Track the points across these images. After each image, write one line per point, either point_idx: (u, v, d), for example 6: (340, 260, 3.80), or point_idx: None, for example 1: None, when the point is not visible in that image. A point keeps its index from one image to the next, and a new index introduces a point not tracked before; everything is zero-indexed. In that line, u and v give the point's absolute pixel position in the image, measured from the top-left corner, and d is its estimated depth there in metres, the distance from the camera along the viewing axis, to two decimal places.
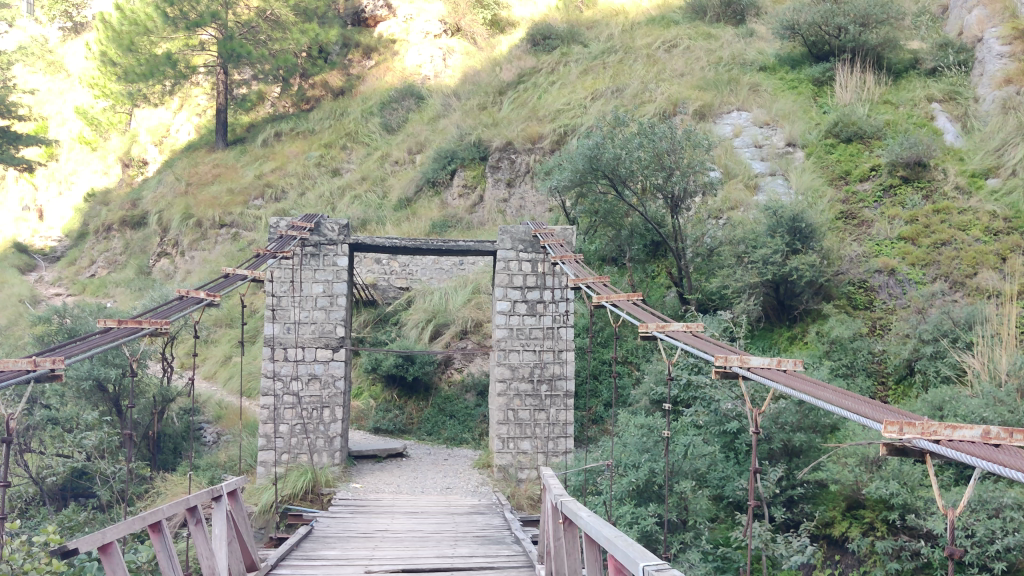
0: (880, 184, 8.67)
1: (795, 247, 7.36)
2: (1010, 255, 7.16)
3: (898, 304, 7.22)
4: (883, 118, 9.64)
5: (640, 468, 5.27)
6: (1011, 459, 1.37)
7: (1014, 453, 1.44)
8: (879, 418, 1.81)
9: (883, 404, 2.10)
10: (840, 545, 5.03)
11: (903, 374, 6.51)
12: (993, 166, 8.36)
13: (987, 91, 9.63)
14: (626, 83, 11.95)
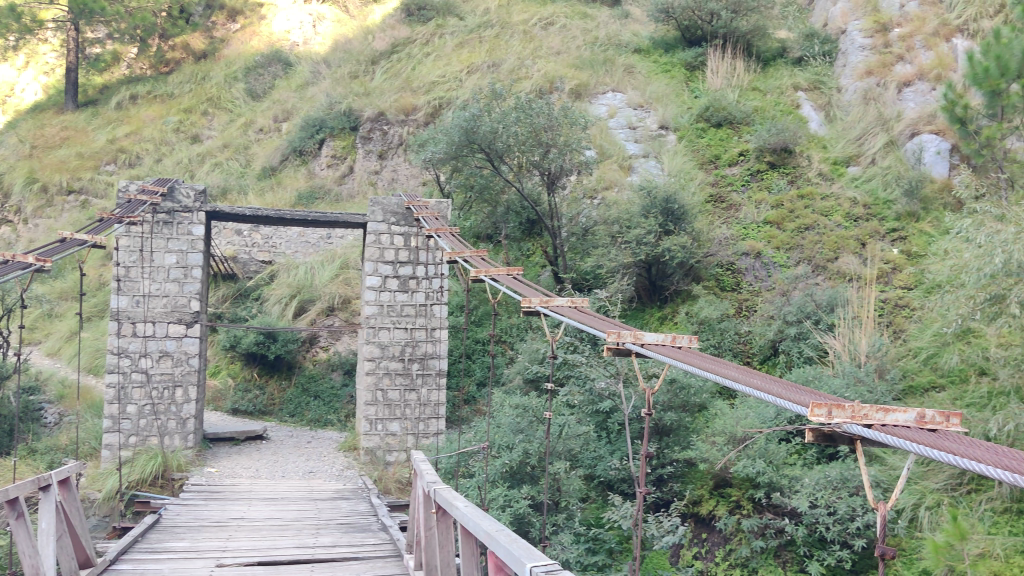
0: (748, 168, 8.81)
1: (667, 228, 7.38)
2: (869, 241, 7.37)
3: (764, 286, 7.27)
4: (752, 104, 9.81)
5: (514, 449, 5.16)
6: (963, 449, 1.32)
7: (955, 441, 1.40)
8: (799, 400, 1.75)
9: (790, 384, 2.06)
10: (707, 523, 5.01)
11: (768, 355, 6.56)
12: (854, 154, 8.62)
13: (850, 82, 9.93)
14: (502, 58, 11.77)
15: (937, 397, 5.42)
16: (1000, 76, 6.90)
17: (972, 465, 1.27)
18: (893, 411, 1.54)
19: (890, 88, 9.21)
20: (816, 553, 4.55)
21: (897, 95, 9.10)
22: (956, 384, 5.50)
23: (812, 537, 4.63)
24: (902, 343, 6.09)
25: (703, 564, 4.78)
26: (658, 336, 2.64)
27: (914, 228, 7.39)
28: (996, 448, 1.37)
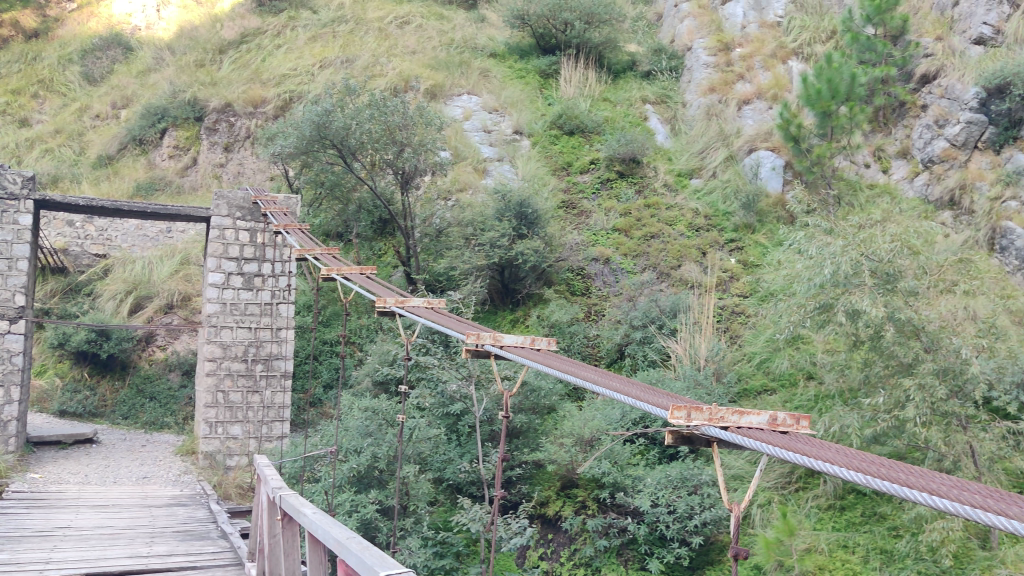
0: (598, 177, 9.00)
1: (520, 232, 7.47)
2: (710, 250, 7.70)
3: (612, 291, 7.44)
4: (603, 114, 10.08)
5: (362, 453, 5.07)
6: (814, 451, 1.41)
7: (803, 442, 1.49)
8: (657, 402, 1.80)
9: (646, 387, 2.12)
10: (553, 524, 5.07)
11: (614, 358, 6.69)
12: (697, 167, 9.01)
13: (694, 97, 10.34)
14: (356, 55, 11.58)
15: (770, 399, 5.71)
16: (831, 98, 7.49)
17: (823, 467, 1.35)
18: (747, 413, 1.61)
19: (731, 105, 9.65)
20: (656, 551, 4.70)
21: (737, 112, 9.54)
22: (786, 387, 5.82)
23: (652, 535, 4.78)
24: (738, 348, 6.38)
25: (548, 565, 4.83)
26: (517, 338, 2.66)
27: (750, 240, 7.77)
28: (843, 452, 1.47)
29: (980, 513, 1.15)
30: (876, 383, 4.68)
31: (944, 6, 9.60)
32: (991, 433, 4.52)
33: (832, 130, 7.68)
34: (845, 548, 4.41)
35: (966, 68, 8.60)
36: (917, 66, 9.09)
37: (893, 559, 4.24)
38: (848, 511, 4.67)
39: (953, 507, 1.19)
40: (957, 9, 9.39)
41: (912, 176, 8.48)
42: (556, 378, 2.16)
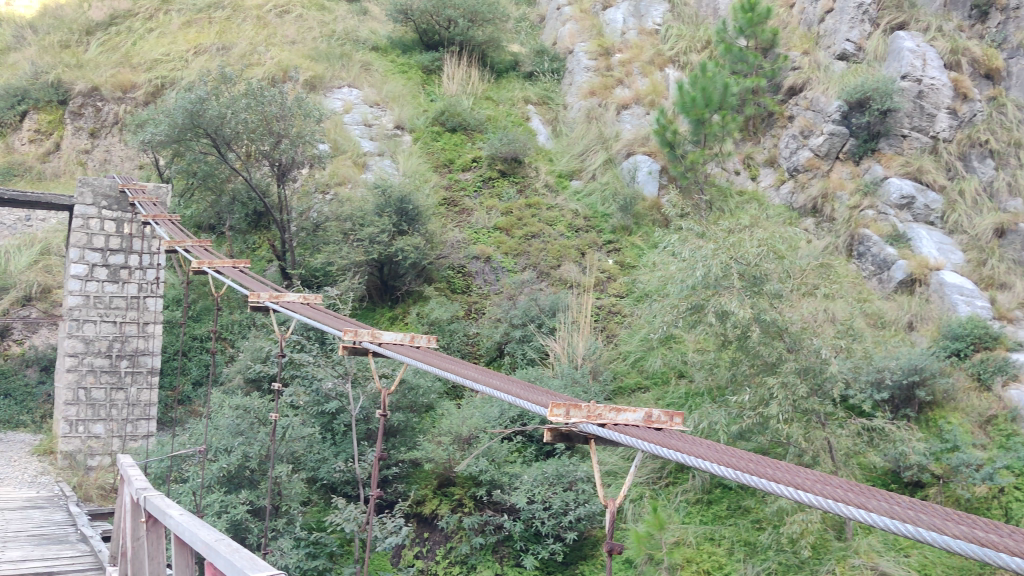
0: (480, 175, 9.01)
1: (401, 228, 7.40)
2: (588, 251, 7.83)
3: (492, 290, 7.45)
4: (485, 113, 10.11)
5: (232, 452, 4.93)
6: (688, 447, 1.46)
7: (676, 438, 1.54)
8: (535, 401, 1.82)
9: (525, 385, 2.14)
10: (429, 522, 5.01)
11: (494, 357, 6.68)
12: (577, 169, 9.16)
13: (575, 100, 10.49)
14: (233, 42, 11.23)
15: (642, 397, 5.85)
16: (705, 106, 7.76)
17: (694, 463, 1.41)
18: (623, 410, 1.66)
19: (610, 109, 9.84)
20: (531, 547, 4.75)
21: (616, 116, 9.75)
22: (659, 385, 5.99)
23: (528, 531, 4.82)
24: (614, 347, 6.50)
25: (423, 563, 4.75)
26: (395, 335, 2.65)
27: (627, 241, 7.96)
28: (716, 447, 1.54)
29: (842, 506, 1.23)
30: (743, 381, 4.84)
31: (811, 23, 10.05)
32: (848, 429, 4.76)
33: (705, 137, 7.94)
34: (712, 540, 4.56)
35: (831, 82, 9.02)
36: (786, 78, 9.49)
37: (757, 550, 4.41)
38: (715, 505, 4.83)
39: (815, 500, 1.27)
40: (823, 25, 9.83)
41: (778, 183, 8.85)
42: (436, 376, 2.15)
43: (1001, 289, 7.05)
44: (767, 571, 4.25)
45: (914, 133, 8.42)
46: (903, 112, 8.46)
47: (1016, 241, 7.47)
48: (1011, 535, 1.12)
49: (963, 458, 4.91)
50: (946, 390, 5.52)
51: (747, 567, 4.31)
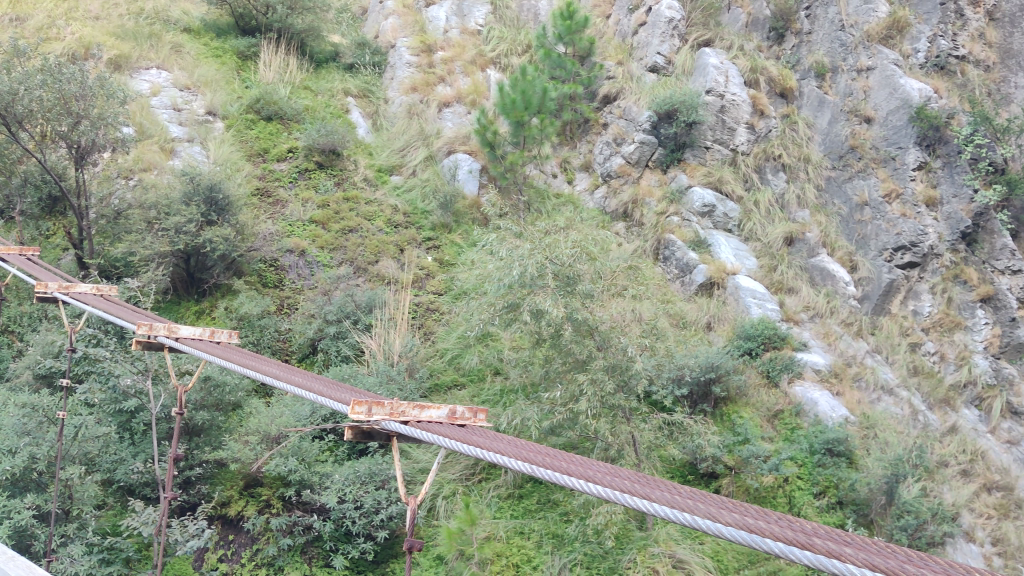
0: (296, 166, 8.76)
1: (210, 218, 6.99)
2: (407, 247, 7.82)
3: (306, 284, 7.26)
4: (302, 102, 9.87)
5: (17, 454, 4.56)
6: (486, 443, 1.68)
7: (474, 435, 1.75)
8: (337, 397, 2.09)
9: (321, 381, 2.45)
10: (235, 525, 4.80)
11: (306, 354, 6.43)
12: (397, 164, 9.15)
13: (396, 95, 10.45)
14: (28, 13, 10.39)
15: (458, 394, 5.88)
16: (524, 109, 7.89)
17: (497, 459, 1.62)
18: (426, 408, 1.84)
19: (432, 106, 9.95)
20: (341, 547, 4.69)
21: (438, 113, 9.91)
22: (475, 382, 6.06)
23: (338, 531, 4.75)
24: (431, 344, 6.51)
25: (227, 567, 4.54)
26: (195, 330, 2.86)
27: (446, 239, 8.07)
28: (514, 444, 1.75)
29: (629, 497, 1.47)
30: (555, 378, 4.96)
31: (625, 34, 10.53)
32: (651, 423, 4.99)
33: (523, 139, 8.12)
34: (521, 534, 4.64)
35: (642, 93, 9.39)
36: (601, 86, 9.82)
37: (564, 542, 4.53)
38: (525, 500, 4.94)
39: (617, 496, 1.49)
40: (636, 37, 10.29)
41: (592, 188, 9.09)
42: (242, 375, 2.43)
43: (788, 293, 7.62)
44: (573, 562, 4.37)
45: (716, 145, 8.95)
46: (707, 125, 8.95)
47: (802, 250, 8.19)
48: (776, 521, 1.38)
49: (753, 450, 5.25)
50: (739, 386, 5.89)
51: (554, 559, 4.40)
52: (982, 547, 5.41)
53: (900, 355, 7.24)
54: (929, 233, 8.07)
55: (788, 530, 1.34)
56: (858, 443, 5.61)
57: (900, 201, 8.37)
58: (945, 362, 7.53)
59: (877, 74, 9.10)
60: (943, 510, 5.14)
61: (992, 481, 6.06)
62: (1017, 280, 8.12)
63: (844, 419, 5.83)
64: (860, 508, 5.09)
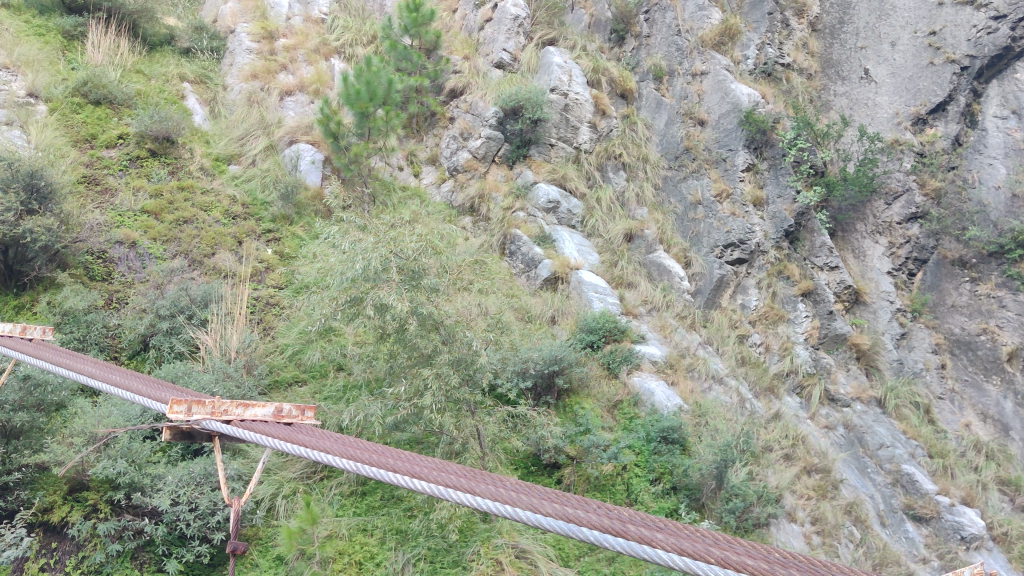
0: (127, 153, 8.27)
1: (30, 207, 6.40)
2: (245, 239, 7.59)
3: (137, 278, 6.88)
4: (134, 87, 9.33)
5: None
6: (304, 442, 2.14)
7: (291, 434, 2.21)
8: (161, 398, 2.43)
9: (136, 376, 2.74)
10: (58, 532, 4.46)
11: (137, 350, 6.08)
12: (235, 153, 8.87)
13: (235, 81, 10.13)
14: None
15: (299, 390, 5.77)
16: (369, 100, 7.80)
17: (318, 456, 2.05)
18: (251, 406, 2.34)
19: (273, 94, 9.76)
20: (175, 551, 4.50)
21: (279, 101, 9.78)
22: (316, 378, 5.96)
23: (171, 535, 4.56)
24: (271, 339, 6.33)
25: None
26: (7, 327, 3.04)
27: (287, 231, 7.92)
28: (340, 441, 2.18)
29: (452, 492, 1.84)
30: (399, 373, 4.84)
31: (472, 29, 10.55)
32: (495, 416, 5.07)
33: (368, 131, 8.02)
34: (364, 531, 4.58)
35: (488, 89, 9.40)
36: (447, 80, 9.79)
37: (408, 537, 4.51)
38: (369, 496, 4.89)
39: (461, 495, 1.84)
40: (482, 33, 10.34)
41: (439, 181, 9.05)
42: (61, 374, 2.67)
43: (628, 287, 7.87)
44: (418, 557, 4.36)
45: (560, 142, 9.12)
46: (551, 122, 9.08)
47: (641, 246, 8.51)
48: (600, 512, 1.74)
49: (593, 440, 5.39)
50: (581, 377, 6.04)
51: (398, 554, 4.37)
52: (802, 526, 5.73)
53: (730, 347, 7.60)
54: (755, 232, 8.52)
55: (602, 518, 1.70)
56: (691, 431, 5.87)
57: (730, 201, 8.77)
58: (769, 352, 7.94)
59: (711, 78, 9.50)
60: (767, 493, 5.50)
61: (812, 464, 6.45)
62: (834, 276, 8.80)
63: (678, 407, 6.10)
64: (692, 492, 5.31)
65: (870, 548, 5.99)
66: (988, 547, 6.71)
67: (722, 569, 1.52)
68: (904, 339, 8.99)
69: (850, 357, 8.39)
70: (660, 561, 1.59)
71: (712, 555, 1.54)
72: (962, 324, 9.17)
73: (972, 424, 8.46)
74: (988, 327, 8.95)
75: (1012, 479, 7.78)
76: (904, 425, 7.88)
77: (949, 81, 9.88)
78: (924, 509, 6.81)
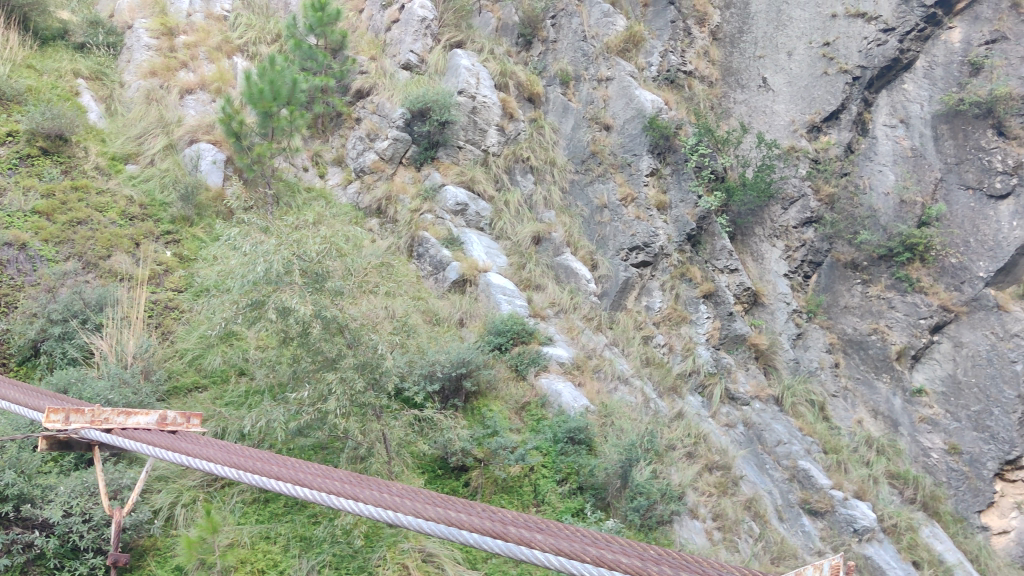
0: (17, 151, 7.85)
1: None
2: (143, 241, 7.36)
3: (27, 280, 6.50)
4: (25, 82, 8.77)
5: None
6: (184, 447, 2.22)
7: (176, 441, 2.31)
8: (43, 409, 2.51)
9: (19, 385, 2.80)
10: None
11: (27, 356, 5.80)
12: (133, 152, 8.61)
13: (133, 79, 9.79)
14: None
15: (199, 396, 5.62)
16: (272, 100, 7.67)
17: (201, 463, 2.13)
18: (133, 415, 2.46)
19: (172, 92, 9.54)
20: (68, 564, 4.31)
21: (179, 100, 9.54)
22: (218, 383, 5.84)
23: (63, 547, 4.36)
24: (170, 344, 6.17)
25: None
26: None
27: (187, 233, 7.72)
28: (225, 449, 2.23)
29: (333, 498, 1.87)
30: (303, 378, 4.76)
31: (378, 30, 10.47)
32: (402, 419, 5.06)
33: (271, 131, 7.87)
34: (267, 539, 4.49)
35: (395, 90, 9.37)
36: (353, 81, 9.66)
37: (312, 544, 4.45)
38: (272, 503, 4.79)
39: (344, 500, 1.87)
40: (389, 34, 10.28)
41: (345, 182, 8.85)
42: None
43: (536, 289, 7.92)
44: (322, 564, 4.30)
45: (468, 145, 9.13)
46: (459, 125, 9.09)
47: (548, 248, 8.57)
48: (483, 515, 1.78)
49: (501, 441, 5.35)
50: (488, 380, 6.05)
51: (302, 561, 4.30)
52: (704, 522, 5.87)
53: (635, 348, 7.72)
54: (659, 235, 8.69)
55: (484, 521, 1.74)
56: (598, 430, 5.96)
57: (635, 205, 8.94)
58: (673, 352, 8.09)
59: (616, 84, 9.75)
60: (670, 490, 5.61)
61: (713, 461, 6.61)
62: (734, 278, 9.04)
63: (584, 408, 6.17)
64: (598, 492, 5.40)
65: (769, 542, 6.16)
66: (878, 538, 7.00)
67: (596, 568, 1.58)
68: (800, 339, 9.31)
69: (748, 357, 8.65)
70: (538, 561, 1.63)
71: (588, 553, 1.60)
72: (854, 324, 9.59)
73: (863, 420, 8.85)
74: (878, 327, 9.41)
75: (900, 472, 8.23)
76: (801, 422, 8.17)
77: (841, 91, 10.37)
78: (819, 503, 7.06)
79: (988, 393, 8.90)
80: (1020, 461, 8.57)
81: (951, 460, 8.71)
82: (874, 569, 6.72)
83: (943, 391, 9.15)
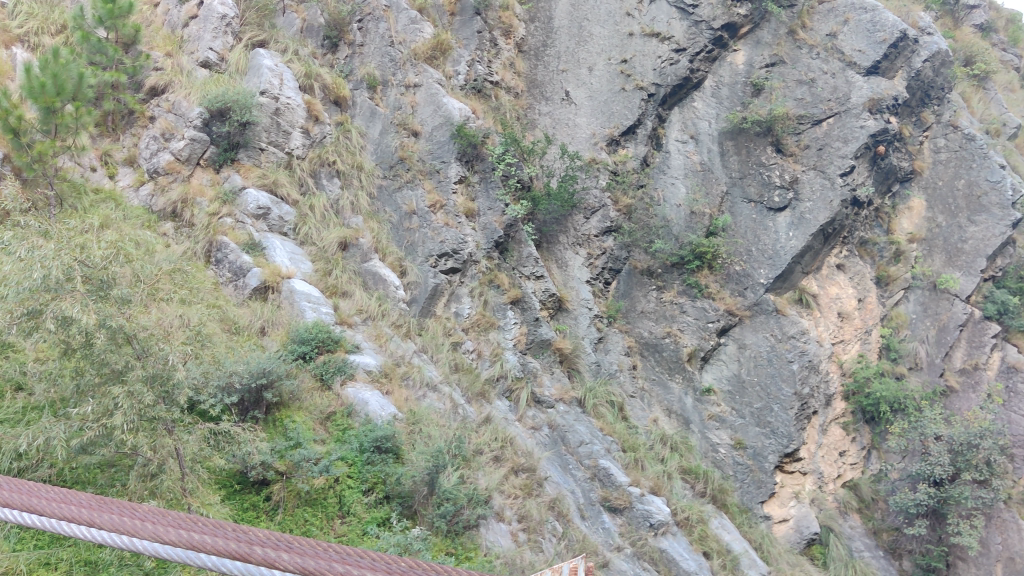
0: None
1: None
2: None
3: None
4: None
5: None
6: None
7: None
8: None
9: None
10: None
11: None
12: None
13: None
14: None
15: None
16: (56, 95, 7.17)
17: None
18: None
19: None
20: None
21: None
22: None
23: None
24: None
25: None
26: None
27: None
28: None
29: (67, 524, 1.81)
30: (86, 392, 4.41)
31: (174, 25, 9.92)
32: (195, 433, 4.79)
33: (55, 128, 7.37)
34: (46, 565, 4.18)
35: (193, 88, 8.95)
36: (146, 77, 9.13)
37: (98, 569, 4.22)
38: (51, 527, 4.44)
39: (78, 526, 1.81)
40: (187, 30, 9.80)
41: (137, 184, 8.41)
42: None
43: (342, 296, 7.79)
44: None
45: (271, 147, 8.89)
46: (261, 126, 8.85)
47: (356, 254, 8.43)
48: (228, 534, 1.75)
49: (304, 453, 5.27)
50: (291, 390, 5.90)
51: None
52: (510, 525, 5.98)
53: (443, 354, 7.76)
54: (467, 242, 8.84)
55: (232, 542, 1.72)
56: (404, 438, 5.95)
57: (443, 211, 9.07)
58: (480, 358, 8.19)
59: (423, 91, 9.90)
60: (476, 495, 5.73)
61: (519, 464, 6.73)
62: (540, 285, 9.27)
63: (391, 416, 6.17)
64: (404, 500, 5.43)
65: (571, 540, 6.37)
66: (672, 532, 7.38)
67: None
68: (601, 343, 9.59)
69: (553, 361, 8.87)
70: None
71: (332, 570, 1.61)
72: (650, 328, 9.97)
73: (659, 419, 9.27)
74: (672, 330, 9.87)
75: (692, 468, 8.71)
76: (602, 422, 8.48)
77: (638, 106, 10.89)
78: (618, 500, 7.34)
79: (768, 391, 9.60)
80: (795, 453, 9.36)
81: (736, 454, 9.31)
82: (669, 561, 7.07)
83: (729, 389, 9.78)
